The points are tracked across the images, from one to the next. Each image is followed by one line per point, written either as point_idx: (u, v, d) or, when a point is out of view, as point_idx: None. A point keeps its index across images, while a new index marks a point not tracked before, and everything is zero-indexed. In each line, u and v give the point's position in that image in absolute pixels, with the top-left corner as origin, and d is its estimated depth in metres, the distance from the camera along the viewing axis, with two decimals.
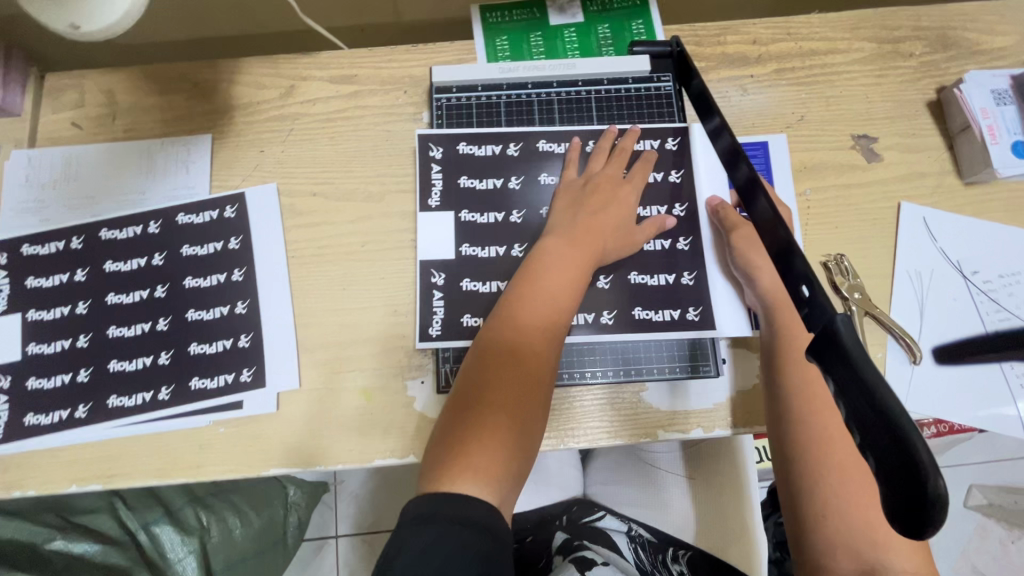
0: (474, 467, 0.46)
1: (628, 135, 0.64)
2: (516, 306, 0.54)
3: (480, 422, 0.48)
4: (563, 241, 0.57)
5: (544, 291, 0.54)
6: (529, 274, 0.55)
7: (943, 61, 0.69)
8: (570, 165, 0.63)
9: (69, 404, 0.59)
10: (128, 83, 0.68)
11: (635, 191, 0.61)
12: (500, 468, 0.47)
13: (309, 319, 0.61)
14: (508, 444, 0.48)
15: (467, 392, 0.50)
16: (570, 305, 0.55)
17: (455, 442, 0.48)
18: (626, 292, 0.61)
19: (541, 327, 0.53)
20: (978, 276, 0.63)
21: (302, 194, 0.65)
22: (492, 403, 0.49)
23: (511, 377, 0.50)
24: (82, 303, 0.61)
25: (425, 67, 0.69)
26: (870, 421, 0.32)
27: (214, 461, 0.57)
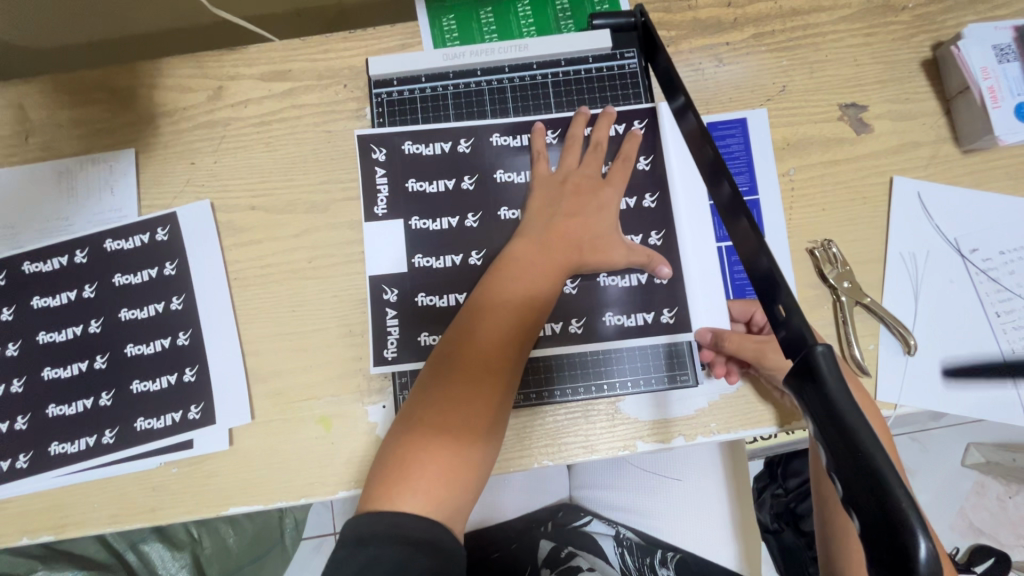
0: (418, 492, 0.44)
1: (603, 122, 0.57)
2: (480, 321, 0.49)
3: (431, 449, 0.45)
4: (534, 248, 0.52)
5: (510, 306, 0.49)
6: (494, 285, 0.50)
7: (939, 13, 0.62)
8: (540, 158, 0.57)
9: (9, 455, 0.55)
10: (37, 95, 0.62)
11: (616, 193, 0.55)
12: (446, 498, 0.44)
13: (258, 346, 0.57)
14: (461, 473, 0.45)
15: (420, 414, 0.47)
16: (537, 319, 0.50)
17: (402, 466, 0.45)
18: (595, 297, 0.56)
19: (506, 347, 0.48)
20: (977, 254, 0.58)
21: (241, 208, 0.60)
22: (447, 430, 0.46)
23: (469, 401, 0.46)
24: (12, 345, 0.57)
25: (365, 56, 0.62)
26: (846, 474, 0.28)
27: (169, 504, 0.54)
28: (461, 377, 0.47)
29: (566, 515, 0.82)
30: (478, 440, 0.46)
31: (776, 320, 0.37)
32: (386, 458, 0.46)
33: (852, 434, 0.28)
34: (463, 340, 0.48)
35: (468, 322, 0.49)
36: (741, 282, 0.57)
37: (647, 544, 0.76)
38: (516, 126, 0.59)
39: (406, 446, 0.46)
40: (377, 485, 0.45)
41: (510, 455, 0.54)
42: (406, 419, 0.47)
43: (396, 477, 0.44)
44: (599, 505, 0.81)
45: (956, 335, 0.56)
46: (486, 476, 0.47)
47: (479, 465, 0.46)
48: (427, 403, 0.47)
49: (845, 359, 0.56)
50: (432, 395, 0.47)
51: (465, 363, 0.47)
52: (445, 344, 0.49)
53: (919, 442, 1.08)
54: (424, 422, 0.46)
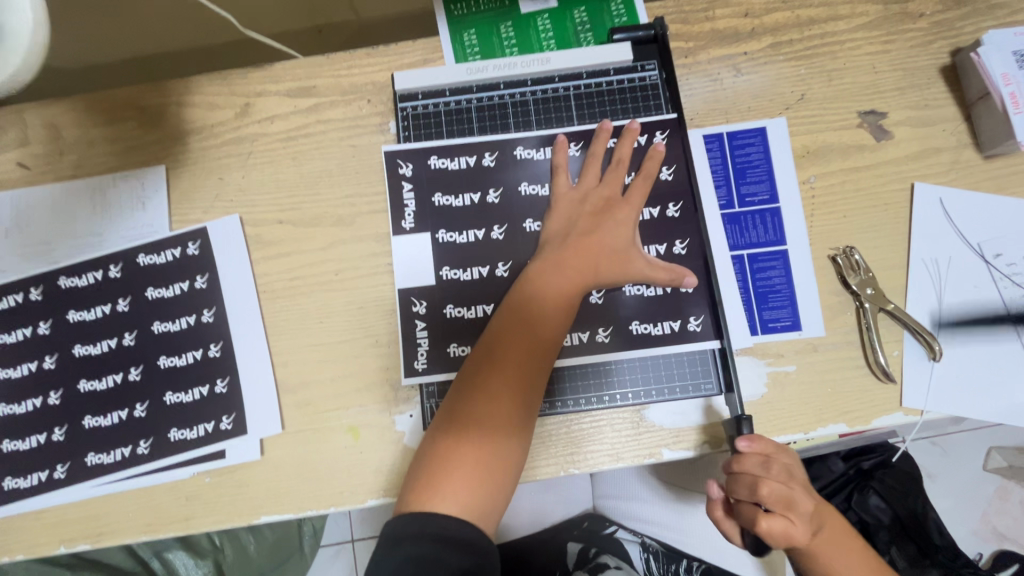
0: (445, 495, 0.46)
1: (627, 138, 0.57)
2: (503, 334, 0.50)
3: (460, 458, 0.47)
4: (553, 266, 0.52)
5: (532, 319, 0.51)
6: (515, 300, 0.52)
7: (957, 20, 0.62)
8: (560, 171, 0.57)
9: (47, 465, 0.56)
10: (72, 114, 0.63)
11: (634, 212, 0.55)
12: (475, 501, 0.46)
13: (287, 357, 0.58)
14: (487, 478, 0.47)
15: (448, 423, 0.49)
16: (557, 332, 0.51)
17: (434, 470, 0.47)
18: (621, 307, 0.57)
19: (531, 359, 0.50)
20: (1001, 259, 0.58)
21: (268, 221, 0.61)
22: (472, 437, 0.47)
23: (494, 411, 0.48)
24: (49, 358, 0.58)
25: (388, 71, 0.63)
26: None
27: (202, 513, 0.55)
28: (488, 387, 0.49)
29: (592, 525, 0.83)
30: (503, 450, 0.48)
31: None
32: (418, 463, 0.49)
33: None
34: (489, 352, 0.50)
35: (493, 336, 0.51)
36: (764, 289, 0.58)
37: (671, 552, 0.78)
38: (541, 139, 0.60)
39: (435, 453, 0.48)
40: (410, 489, 0.47)
41: (536, 462, 0.55)
42: (436, 429, 0.49)
43: (428, 480, 0.47)
44: (623, 516, 0.82)
45: (979, 340, 0.56)
46: (511, 484, 0.48)
47: (506, 471, 0.48)
48: (456, 412, 0.49)
49: (870, 365, 0.56)
50: (458, 405, 0.49)
51: (490, 376, 0.49)
52: (472, 358, 0.51)
53: (939, 445, 1.06)
54: (453, 433, 0.48)
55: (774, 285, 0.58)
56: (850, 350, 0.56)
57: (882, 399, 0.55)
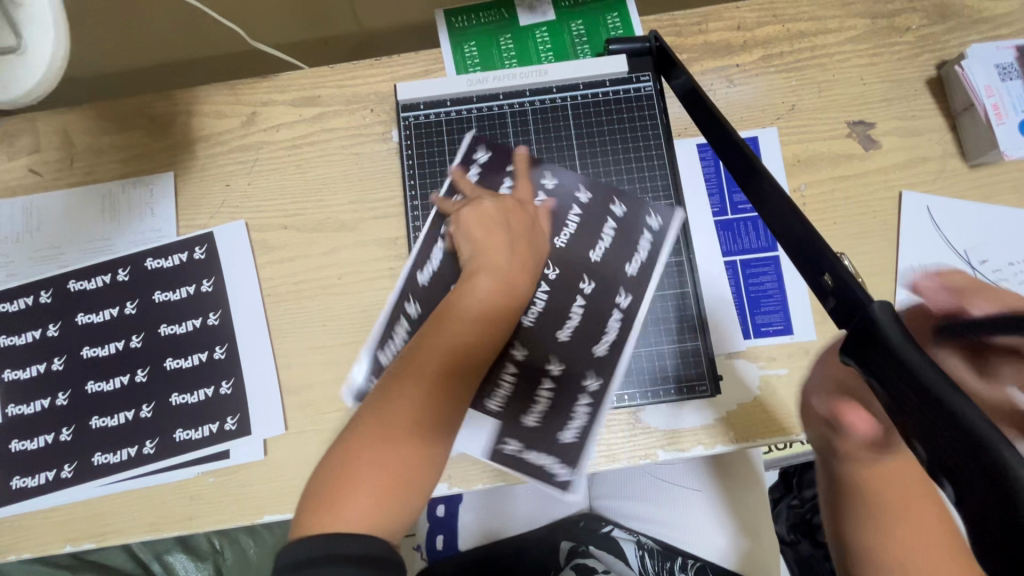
0: (354, 509, 0.43)
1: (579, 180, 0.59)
2: (432, 350, 0.49)
3: (371, 476, 0.44)
4: (490, 283, 0.52)
5: (459, 329, 0.50)
6: (440, 317, 0.51)
7: (942, 34, 0.64)
8: (525, 192, 0.59)
9: (54, 465, 0.57)
10: (83, 123, 0.65)
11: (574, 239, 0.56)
12: (377, 515, 0.44)
13: (291, 359, 0.59)
14: (401, 487, 0.45)
15: (362, 437, 0.46)
16: (481, 340, 0.50)
17: (342, 486, 0.44)
18: (593, 316, 0.58)
19: (456, 379, 0.49)
20: (987, 265, 0.59)
21: (273, 227, 0.62)
22: (387, 446, 0.45)
23: (414, 429, 0.46)
24: (58, 359, 0.59)
25: (391, 82, 0.65)
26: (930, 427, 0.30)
27: (207, 512, 0.56)
28: (410, 404, 0.47)
29: (588, 523, 0.84)
30: (420, 470, 0.46)
31: (825, 292, 0.40)
32: (321, 478, 0.45)
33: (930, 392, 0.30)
34: (411, 366, 0.48)
35: (416, 350, 0.49)
36: (756, 294, 0.59)
37: (666, 550, 0.79)
38: (540, 160, 0.62)
39: (343, 470, 0.45)
40: (312, 507, 0.44)
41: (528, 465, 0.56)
42: (346, 442, 0.46)
43: (332, 498, 0.44)
44: (619, 515, 0.84)
45: None
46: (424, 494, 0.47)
47: (419, 486, 0.46)
48: (368, 425, 0.46)
49: None
50: (377, 420, 0.47)
51: (415, 391, 0.47)
52: (393, 372, 0.49)
53: None
54: (364, 448, 0.45)
55: (767, 290, 0.59)
56: None
57: None
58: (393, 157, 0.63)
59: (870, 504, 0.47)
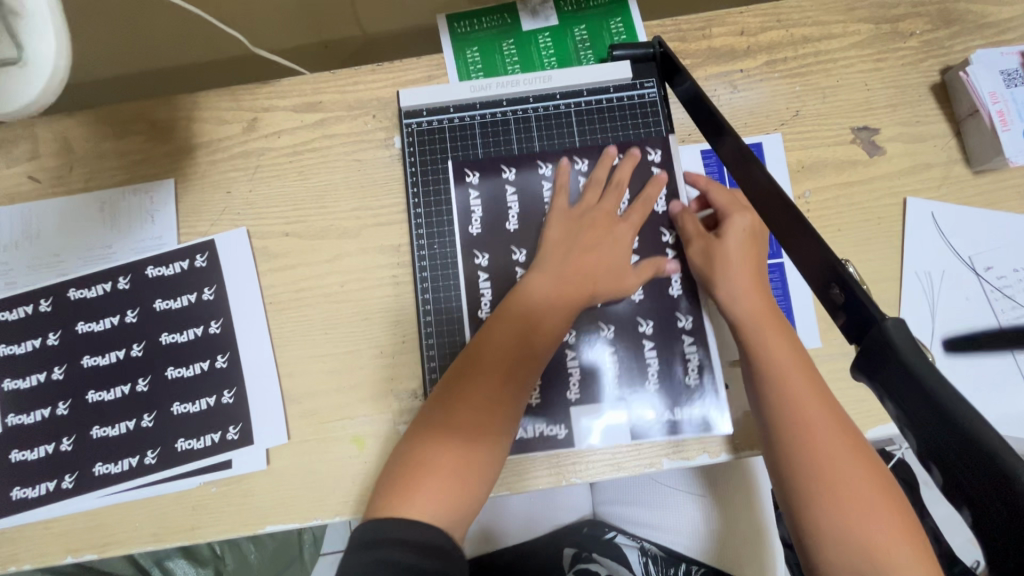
0: (422, 499, 0.45)
1: (627, 162, 0.59)
2: (497, 343, 0.50)
3: (437, 467, 0.47)
4: (547, 280, 0.54)
5: (520, 329, 0.51)
6: (504, 312, 0.52)
7: (946, 39, 0.64)
8: (562, 191, 0.59)
9: (55, 475, 0.57)
10: (82, 128, 0.65)
11: (632, 229, 0.57)
12: (445, 507, 0.46)
13: (293, 368, 0.59)
14: (466, 482, 0.47)
15: (429, 428, 0.48)
16: (544, 340, 0.51)
17: (412, 475, 0.47)
18: (630, 325, 0.58)
19: (520, 371, 0.50)
20: (991, 272, 0.59)
21: (274, 234, 0.62)
22: (453, 440, 0.47)
23: (476, 422, 0.48)
24: (58, 368, 0.59)
25: (393, 87, 0.64)
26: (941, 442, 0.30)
27: (209, 522, 0.56)
28: (475, 398, 0.48)
29: (592, 530, 0.83)
30: (484, 462, 0.48)
31: (835, 305, 0.40)
32: (394, 468, 0.48)
33: (942, 406, 0.30)
34: (480, 358, 0.50)
35: (481, 342, 0.51)
36: None
37: (670, 556, 0.79)
38: (543, 155, 0.62)
39: (411, 463, 0.47)
40: (385, 495, 0.47)
41: (536, 474, 0.56)
42: (414, 437, 0.49)
43: (405, 487, 0.46)
44: (622, 520, 0.83)
45: (968, 352, 0.58)
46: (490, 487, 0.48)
47: (480, 480, 0.47)
48: (435, 419, 0.49)
49: None
50: (443, 411, 0.49)
51: (478, 384, 0.49)
52: (459, 364, 0.51)
53: None
54: (432, 439, 0.48)
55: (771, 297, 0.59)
56: (846, 360, 0.57)
57: (880, 409, 0.55)
58: (395, 163, 0.63)
59: (800, 417, 0.47)
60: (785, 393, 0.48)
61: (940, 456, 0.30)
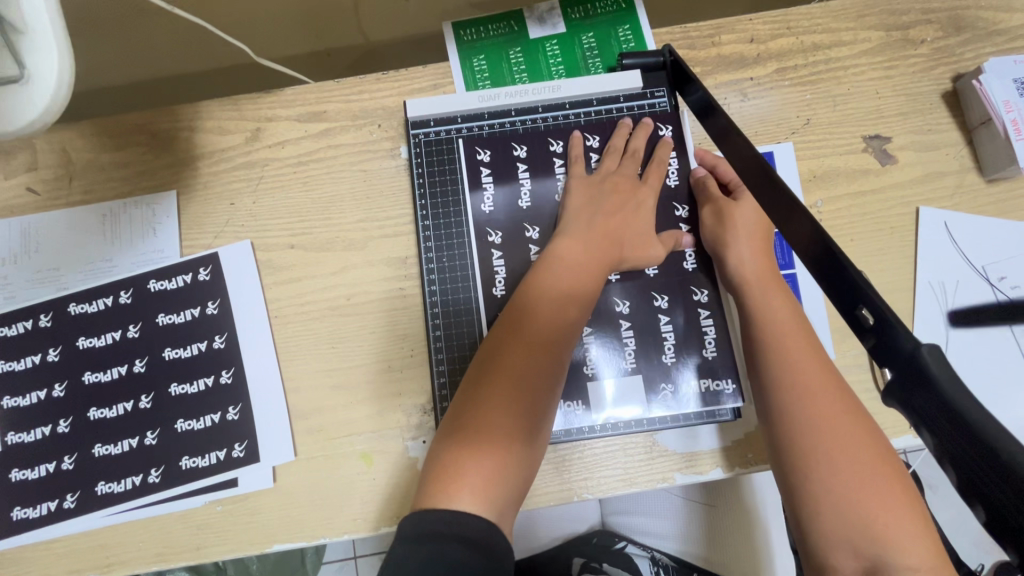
0: (471, 483, 0.44)
1: (640, 133, 0.60)
2: (529, 312, 0.50)
3: (484, 443, 0.46)
4: (572, 247, 0.54)
5: (550, 303, 0.51)
6: (531, 280, 0.52)
7: (957, 46, 0.63)
8: (576, 163, 0.60)
9: (57, 495, 0.56)
10: (82, 139, 0.63)
11: (651, 195, 0.58)
12: (493, 490, 0.45)
13: (300, 383, 0.58)
14: (511, 462, 0.46)
15: (467, 405, 0.47)
16: (576, 312, 0.51)
17: (458, 459, 0.45)
18: (645, 323, 0.58)
19: (554, 338, 0.50)
20: (1005, 282, 0.59)
21: (279, 246, 0.61)
22: (494, 421, 0.46)
23: (517, 393, 0.47)
24: (58, 385, 0.58)
25: (399, 97, 0.63)
26: (990, 485, 0.28)
27: (215, 541, 0.55)
28: (512, 369, 0.48)
29: (602, 540, 0.82)
30: (527, 433, 0.47)
31: (863, 329, 0.37)
32: (437, 457, 0.47)
33: (992, 449, 0.28)
34: (512, 331, 0.50)
35: (511, 315, 0.51)
36: None
37: (681, 567, 0.79)
38: (554, 132, 0.62)
39: (451, 450, 0.46)
40: (431, 482, 0.45)
41: (549, 487, 0.55)
42: (451, 419, 0.48)
43: (452, 472, 0.45)
44: (632, 530, 0.82)
45: (983, 362, 0.57)
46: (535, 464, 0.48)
47: (526, 452, 0.47)
48: (473, 399, 0.47)
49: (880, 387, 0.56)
50: (480, 384, 0.48)
51: (513, 354, 0.48)
52: (490, 339, 0.50)
53: None
54: (473, 416, 0.47)
55: None
56: (860, 372, 0.56)
57: (895, 421, 0.55)
58: (401, 173, 0.62)
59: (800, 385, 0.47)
60: (784, 362, 0.48)
61: (983, 496, 0.29)
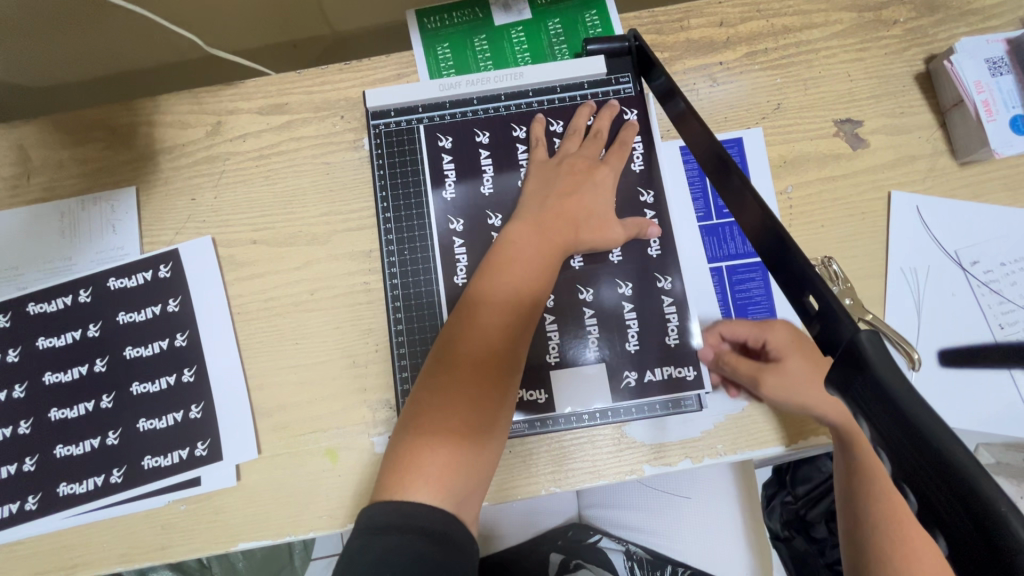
0: (429, 474, 0.44)
1: (606, 113, 0.59)
2: (487, 300, 0.49)
3: (442, 433, 0.45)
4: (530, 232, 0.53)
5: (507, 290, 0.50)
6: (489, 265, 0.51)
7: (931, 26, 0.62)
8: (539, 146, 0.59)
9: (18, 497, 0.55)
10: (39, 136, 0.62)
11: (610, 179, 0.57)
12: (453, 480, 0.44)
13: (263, 380, 0.57)
14: (470, 453, 0.45)
15: (427, 395, 0.47)
16: (535, 297, 0.50)
17: (416, 449, 0.45)
18: (608, 310, 0.57)
19: (514, 326, 0.49)
20: (978, 267, 0.58)
21: (241, 242, 0.60)
22: (453, 410, 0.46)
23: (475, 382, 0.46)
24: (19, 386, 0.57)
25: (361, 87, 0.62)
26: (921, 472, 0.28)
27: (179, 541, 0.54)
28: (471, 359, 0.47)
29: (576, 534, 0.81)
30: (488, 423, 0.46)
31: (810, 316, 0.37)
32: (396, 447, 0.46)
33: (923, 435, 0.28)
34: (470, 318, 0.49)
35: (469, 303, 0.50)
36: (743, 300, 0.57)
37: (656, 559, 0.78)
38: (517, 117, 0.61)
39: (409, 442, 0.45)
40: (390, 472, 0.45)
41: (516, 482, 0.54)
42: (410, 410, 0.47)
43: (411, 462, 0.44)
44: (608, 524, 0.82)
45: (954, 348, 0.56)
46: (496, 454, 0.47)
47: (487, 441, 0.46)
48: (432, 387, 0.47)
49: None
50: (439, 374, 0.47)
51: (470, 343, 0.48)
52: (449, 328, 0.50)
53: None
54: (432, 406, 0.46)
55: (753, 296, 0.58)
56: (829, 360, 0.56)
57: None
58: (365, 166, 0.61)
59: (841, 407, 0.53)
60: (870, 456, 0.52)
61: (912, 477, 0.28)
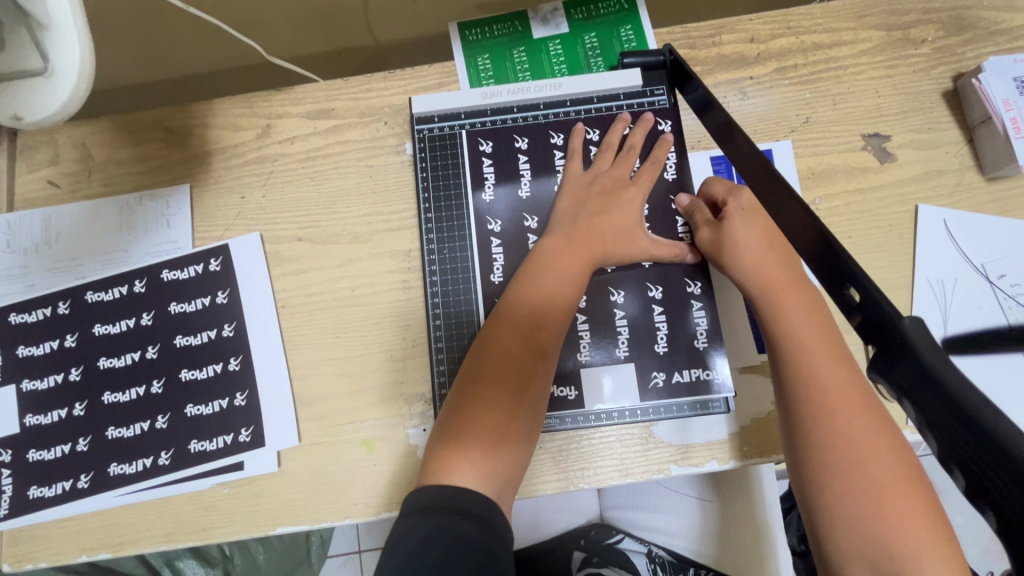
0: (471, 460, 0.46)
1: (639, 128, 0.61)
2: (525, 300, 0.52)
3: (480, 421, 0.48)
4: (565, 242, 0.55)
5: (544, 292, 0.53)
6: (524, 277, 0.54)
7: (958, 45, 0.64)
8: (574, 156, 0.61)
9: (71, 475, 0.58)
10: (102, 135, 0.66)
11: (640, 194, 0.59)
12: (492, 464, 0.46)
13: (305, 371, 0.60)
14: (507, 441, 0.48)
15: (462, 391, 0.49)
16: (569, 298, 0.53)
17: (457, 437, 0.47)
18: (640, 312, 0.59)
19: (549, 324, 0.52)
20: (1004, 280, 0.59)
21: (287, 239, 0.63)
22: (492, 400, 0.48)
23: (509, 376, 0.49)
24: (75, 369, 0.60)
25: (404, 94, 0.65)
26: (974, 452, 0.34)
27: (221, 523, 0.56)
28: (509, 354, 0.50)
29: (598, 534, 0.84)
30: (523, 416, 0.49)
31: (851, 307, 0.45)
32: (438, 436, 0.48)
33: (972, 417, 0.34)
34: (506, 315, 0.52)
35: (507, 303, 0.53)
36: None
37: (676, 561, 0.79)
38: (554, 126, 0.63)
39: (451, 433, 0.48)
40: (431, 459, 0.47)
41: (546, 476, 0.56)
42: (451, 403, 0.50)
43: (452, 448, 0.47)
44: (631, 526, 0.84)
45: (981, 362, 0.57)
46: (531, 443, 0.49)
47: (522, 430, 0.49)
48: (473, 381, 0.49)
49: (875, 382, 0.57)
50: (475, 370, 0.50)
51: (505, 339, 0.51)
52: (488, 326, 0.52)
53: None
54: (467, 402, 0.49)
55: None
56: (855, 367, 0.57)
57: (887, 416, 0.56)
58: (406, 169, 0.64)
59: (829, 401, 0.46)
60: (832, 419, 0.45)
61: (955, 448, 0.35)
